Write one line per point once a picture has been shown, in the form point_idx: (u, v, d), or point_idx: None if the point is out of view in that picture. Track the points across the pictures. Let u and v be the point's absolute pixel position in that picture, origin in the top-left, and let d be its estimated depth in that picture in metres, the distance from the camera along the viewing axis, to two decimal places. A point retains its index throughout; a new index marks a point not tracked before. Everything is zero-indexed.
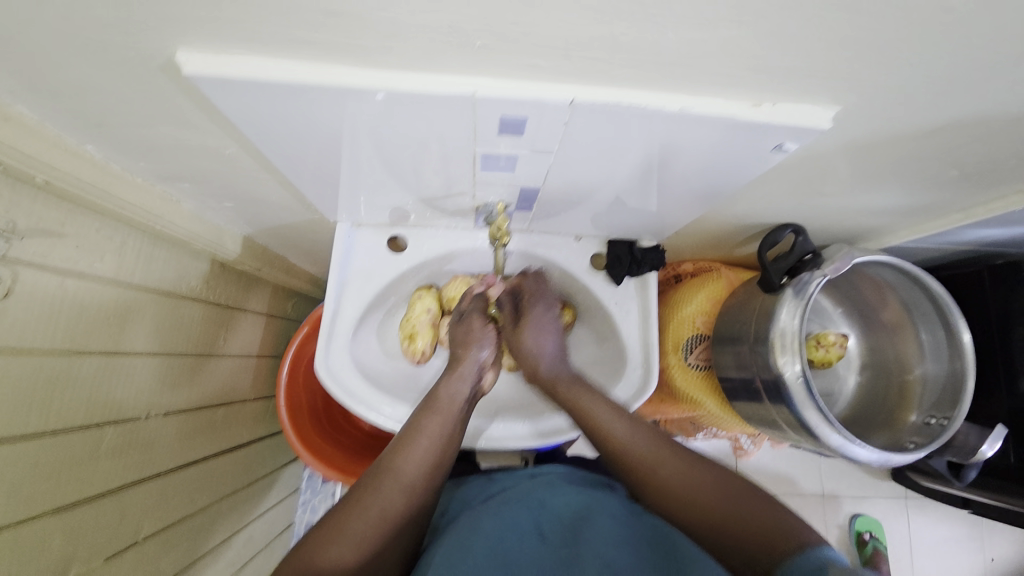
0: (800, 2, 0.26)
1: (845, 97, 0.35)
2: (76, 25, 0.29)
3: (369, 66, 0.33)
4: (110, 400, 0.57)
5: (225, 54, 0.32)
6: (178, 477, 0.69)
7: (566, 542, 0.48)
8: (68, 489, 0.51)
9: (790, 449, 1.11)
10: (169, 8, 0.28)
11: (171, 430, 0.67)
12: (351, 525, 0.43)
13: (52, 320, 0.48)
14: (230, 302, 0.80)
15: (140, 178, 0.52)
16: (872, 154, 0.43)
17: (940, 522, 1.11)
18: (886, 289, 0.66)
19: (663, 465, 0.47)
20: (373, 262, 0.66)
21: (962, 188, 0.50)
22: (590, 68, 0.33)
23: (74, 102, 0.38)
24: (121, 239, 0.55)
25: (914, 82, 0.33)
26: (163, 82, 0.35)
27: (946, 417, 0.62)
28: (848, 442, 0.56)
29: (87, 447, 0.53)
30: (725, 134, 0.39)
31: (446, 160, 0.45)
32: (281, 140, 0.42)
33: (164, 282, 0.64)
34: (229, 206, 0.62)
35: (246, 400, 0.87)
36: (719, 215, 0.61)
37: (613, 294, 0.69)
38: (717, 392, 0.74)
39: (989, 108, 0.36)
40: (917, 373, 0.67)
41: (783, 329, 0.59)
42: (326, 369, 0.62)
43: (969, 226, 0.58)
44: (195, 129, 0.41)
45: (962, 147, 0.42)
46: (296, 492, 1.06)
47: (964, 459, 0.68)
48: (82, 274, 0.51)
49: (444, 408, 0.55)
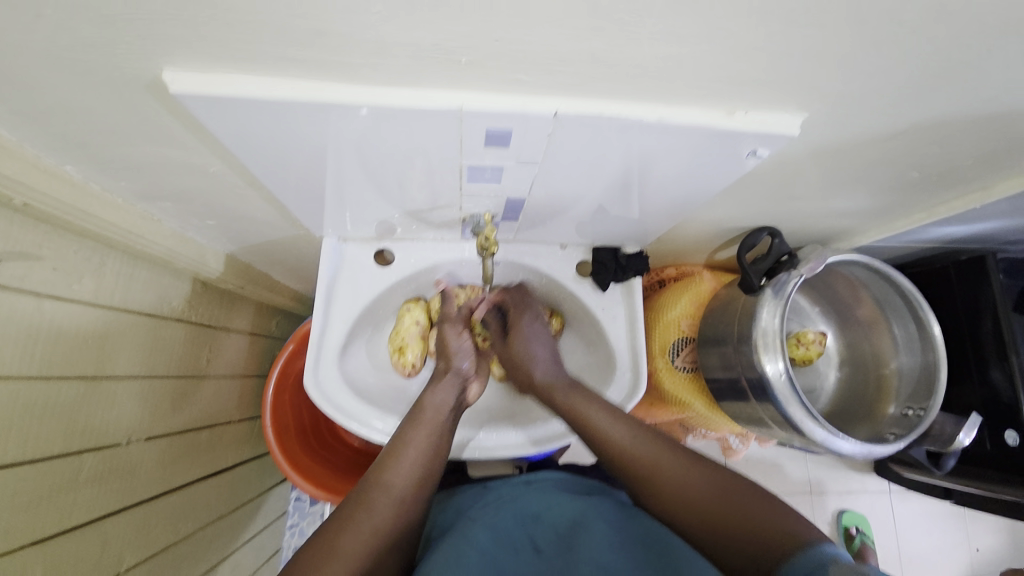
0: (765, 19, 0.28)
1: (811, 105, 0.37)
2: (57, 45, 0.29)
3: (354, 82, 0.34)
4: (89, 425, 0.55)
5: (212, 73, 0.32)
6: (161, 503, 0.66)
7: (562, 551, 0.49)
8: (46, 520, 0.49)
9: (777, 448, 1.13)
10: (156, 29, 0.28)
11: (153, 455, 0.65)
12: (343, 543, 0.42)
13: (30, 344, 0.47)
14: (213, 322, 0.78)
15: (119, 199, 0.51)
16: (840, 158, 0.46)
17: (923, 513, 1.14)
18: (859, 287, 0.69)
19: (663, 471, 0.47)
20: (361, 275, 0.66)
21: (924, 188, 0.53)
22: (572, 82, 0.34)
23: (53, 122, 0.37)
24: (99, 260, 0.54)
25: (874, 91, 0.35)
26: (148, 100, 0.35)
27: (922, 408, 0.64)
28: (833, 436, 0.58)
29: (66, 475, 0.51)
30: (703, 142, 0.40)
31: (431, 173, 0.46)
32: (267, 157, 0.42)
33: (144, 304, 0.62)
34: (212, 224, 0.61)
35: (230, 421, 0.85)
36: (699, 221, 0.63)
37: (599, 300, 0.70)
38: (704, 394, 0.75)
39: (943, 113, 0.38)
40: (893, 367, 0.69)
41: (764, 329, 0.60)
42: (314, 384, 0.61)
43: (933, 225, 0.61)
44: (178, 146, 0.41)
45: (922, 149, 0.44)
46: (284, 515, 1.04)
47: (942, 448, 0.70)
48: (60, 296, 0.50)
49: (429, 419, 0.55)
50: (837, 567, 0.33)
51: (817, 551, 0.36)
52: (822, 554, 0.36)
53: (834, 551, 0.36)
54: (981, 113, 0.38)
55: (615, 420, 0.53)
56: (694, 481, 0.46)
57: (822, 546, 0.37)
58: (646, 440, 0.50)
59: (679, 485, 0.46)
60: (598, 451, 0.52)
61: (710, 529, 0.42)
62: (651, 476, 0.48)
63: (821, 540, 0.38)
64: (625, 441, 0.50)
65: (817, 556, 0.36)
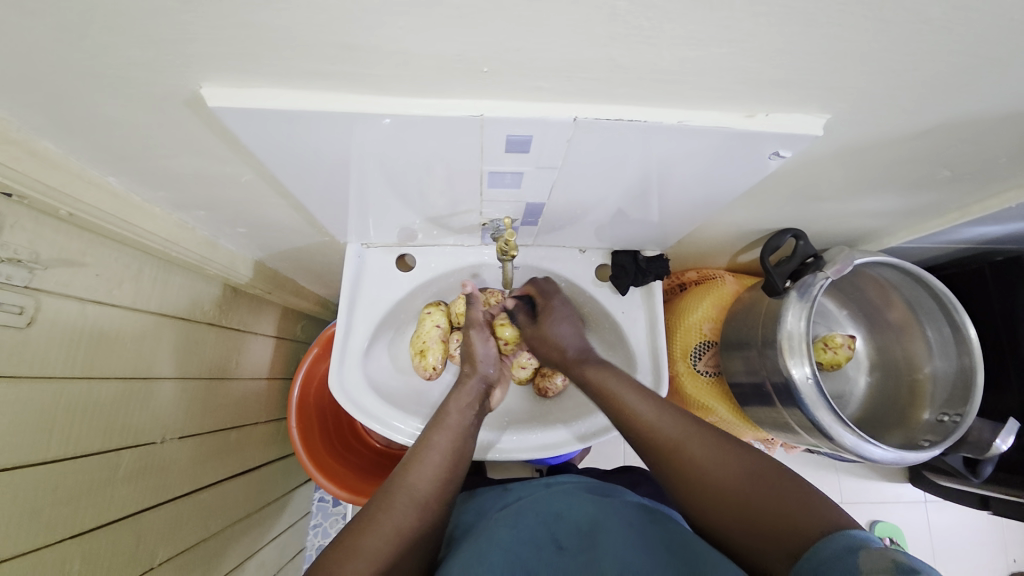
0: (784, 21, 0.28)
1: (834, 105, 0.36)
2: (105, 65, 0.31)
3: (378, 93, 0.35)
4: (127, 424, 0.57)
5: (244, 87, 0.34)
6: (192, 501, 0.69)
7: (585, 546, 0.48)
8: (86, 514, 0.52)
9: (804, 456, 1.10)
10: (193, 47, 0.30)
11: (186, 454, 0.68)
12: (367, 543, 0.43)
13: (74, 346, 0.50)
14: (242, 326, 0.81)
15: (157, 208, 0.54)
16: (866, 158, 0.45)
17: (961, 526, 1.09)
18: (889, 289, 0.67)
19: (691, 444, 0.47)
20: (384, 279, 0.68)
21: (956, 187, 0.51)
22: (590, 88, 0.34)
23: (99, 137, 0.39)
24: (137, 267, 0.57)
25: (900, 89, 0.34)
26: (185, 115, 0.37)
27: (959, 413, 0.62)
28: (863, 442, 0.56)
29: (104, 472, 0.54)
30: (724, 144, 0.40)
31: (452, 180, 0.47)
32: (294, 166, 0.43)
33: (178, 308, 0.65)
34: (242, 231, 0.63)
35: (258, 422, 0.88)
36: (720, 223, 0.62)
37: (619, 303, 0.70)
38: (728, 398, 0.74)
39: (973, 110, 0.37)
40: (927, 371, 0.67)
41: (789, 332, 0.59)
42: (339, 386, 0.63)
43: (966, 225, 0.59)
44: (212, 157, 0.43)
45: (952, 147, 0.43)
46: (308, 515, 1.06)
47: (981, 455, 0.67)
48: (101, 301, 0.53)
49: (451, 424, 0.56)
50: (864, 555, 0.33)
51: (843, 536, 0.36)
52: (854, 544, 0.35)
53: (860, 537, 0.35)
54: (1014, 109, 0.37)
55: (645, 398, 0.53)
56: (723, 461, 0.45)
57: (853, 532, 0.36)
58: (674, 418, 0.50)
59: (714, 468, 0.45)
60: (627, 430, 0.53)
61: (748, 524, 0.41)
62: (686, 469, 0.47)
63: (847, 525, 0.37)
64: (653, 420, 0.51)
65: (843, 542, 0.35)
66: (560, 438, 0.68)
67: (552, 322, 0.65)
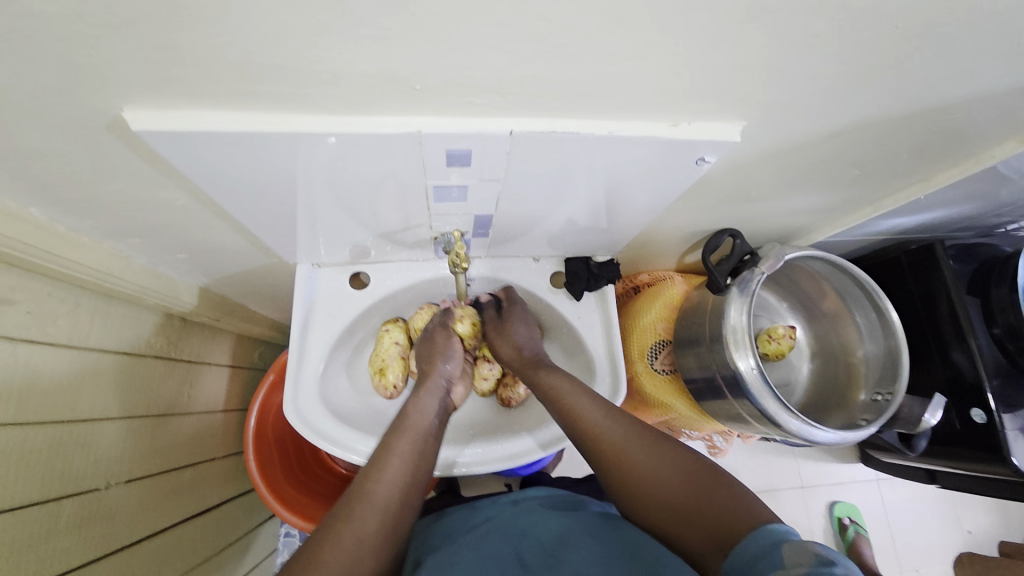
0: (694, 37, 0.30)
1: (748, 113, 0.39)
2: (18, 93, 0.30)
3: (318, 113, 0.35)
4: (67, 472, 0.53)
5: (170, 110, 0.33)
6: (143, 547, 0.64)
7: (549, 564, 0.47)
8: (29, 567, 0.48)
9: (764, 445, 1.15)
10: (116, 72, 0.29)
11: (133, 496, 0.63)
12: (327, 554, 0.42)
13: (6, 391, 0.46)
14: (193, 357, 0.77)
15: (88, 238, 0.51)
16: (786, 160, 0.48)
17: (909, 498, 1.17)
18: (821, 280, 0.72)
19: (637, 463, 0.48)
20: (337, 299, 0.67)
21: (868, 183, 0.56)
22: (523, 102, 0.36)
23: (16, 166, 0.37)
24: (74, 300, 0.54)
25: (803, 98, 0.38)
26: (110, 139, 0.36)
27: (890, 392, 0.66)
28: (807, 425, 0.59)
29: (45, 523, 0.50)
30: (659, 152, 0.43)
31: (402, 196, 0.48)
32: (236, 190, 0.43)
33: (121, 343, 0.62)
34: (183, 257, 0.61)
35: (214, 458, 0.83)
36: (664, 227, 0.65)
37: (575, 309, 0.71)
38: (685, 394, 0.77)
39: (869, 114, 0.41)
40: (860, 354, 0.72)
41: (733, 326, 0.62)
42: (294, 411, 0.61)
43: (882, 217, 0.65)
44: (145, 182, 0.42)
45: (858, 148, 0.47)
46: (273, 553, 1.01)
47: (912, 430, 0.71)
48: (34, 340, 0.50)
49: (413, 426, 0.55)
50: (787, 546, 0.35)
51: (770, 531, 0.37)
52: (775, 534, 0.37)
53: (785, 531, 0.37)
54: (907, 110, 0.41)
55: (601, 408, 0.54)
56: (666, 466, 0.47)
57: (783, 527, 0.38)
58: (623, 429, 0.51)
59: (658, 476, 0.46)
60: (575, 441, 0.54)
61: (688, 531, 0.43)
62: (630, 477, 0.48)
63: (774, 521, 0.39)
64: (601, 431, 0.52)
65: (768, 536, 0.37)
66: (529, 444, 0.66)
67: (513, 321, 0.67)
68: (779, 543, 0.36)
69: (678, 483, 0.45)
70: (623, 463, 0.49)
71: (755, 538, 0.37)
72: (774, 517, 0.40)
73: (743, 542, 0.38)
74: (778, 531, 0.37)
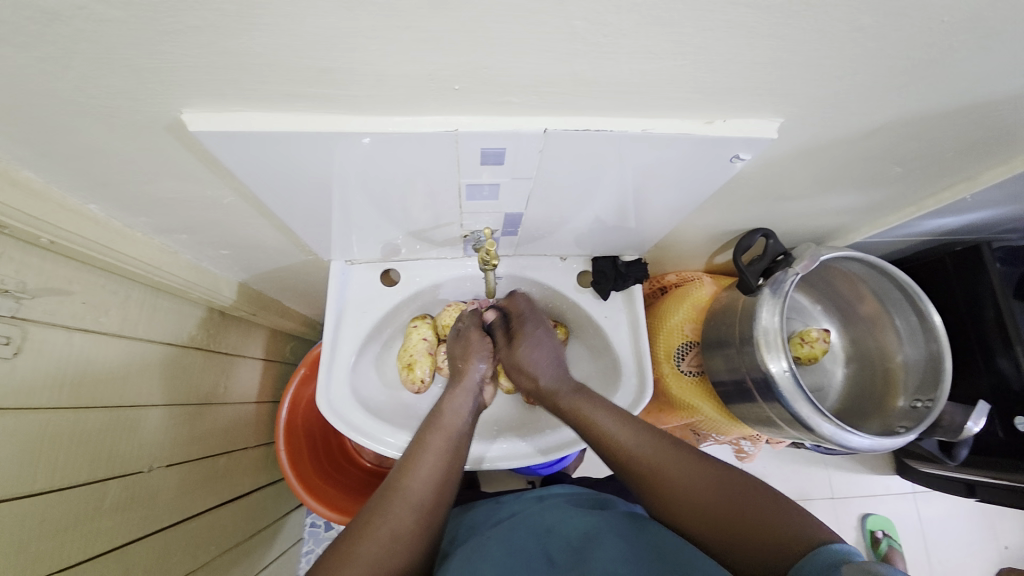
0: (731, 33, 0.30)
1: (784, 110, 0.39)
2: (84, 93, 0.32)
3: (358, 113, 0.37)
4: (114, 452, 0.57)
5: (220, 111, 0.35)
6: (179, 531, 0.67)
7: (576, 562, 0.47)
8: (74, 547, 0.51)
9: (793, 452, 1.12)
10: (174, 74, 0.31)
11: (173, 480, 0.66)
12: (363, 548, 0.44)
13: (61, 378, 0.49)
14: (231, 350, 0.81)
15: (139, 233, 0.54)
16: (823, 158, 0.47)
17: (948, 514, 1.12)
18: (857, 282, 0.70)
19: (671, 472, 0.48)
20: (369, 295, 0.68)
21: (909, 182, 0.54)
22: (557, 101, 0.36)
23: (79, 164, 0.40)
24: (124, 293, 0.57)
25: (842, 94, 0.37)
26: (165, 139, 0.38)
27: (930, 399, 0.63)
28: (843, 430, 0.58)
29: (91, 503, 0.53)
30: (691, 150, 0.42)
31: (433, 196, 0.49)
32: (278, 188, 0.45)
33: (166, 334, 0.65)
34: (225, 253, 0.64)
35: (247, 448, 0.86)
36: (694, 226, 0.65)
37: (602, 308, 0.71)
38: (712, 397, 0.75)
39: (912, 110, 0.40)
40: (899, 359, 0.69)
41: (765, 328, 0.61)
42: (328, 403, 0.63)
43: (923, 217, 0.62)
44: (194, 180, 0.44)
45: (899, 145, 0.46)
46: (300, 542, 1.03)
47: (954, 437, 0.69)
48: (88, 329, 0.53)
49: (447, 425, 0.56)
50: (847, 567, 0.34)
51: (831, 552, 0.37)
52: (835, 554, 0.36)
53: (847, 551, 0.37)
54: (953, 106, 0.40)
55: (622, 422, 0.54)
56: (702, 477, 0.46)
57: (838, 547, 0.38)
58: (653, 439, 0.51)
59: (695, 486, 0.46)
60: (605, 446, 0.53)
61: (726, 542, 0.42)
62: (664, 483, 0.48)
63: (831, 541, 0.39)
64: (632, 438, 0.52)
65: (828, 557, 0.36)
66: (555, 442, 0.67)
67: (525, 346, 0.65)
68: (840, 564, 0.35)
69: (724, 496, 0.44)
70: (657, 472, 0.48)
71: (815, 559, 0.37)
72: (833, 537, 0.39)
73: (800, 564, 0.37)
74: (841, 551, 0.37)
